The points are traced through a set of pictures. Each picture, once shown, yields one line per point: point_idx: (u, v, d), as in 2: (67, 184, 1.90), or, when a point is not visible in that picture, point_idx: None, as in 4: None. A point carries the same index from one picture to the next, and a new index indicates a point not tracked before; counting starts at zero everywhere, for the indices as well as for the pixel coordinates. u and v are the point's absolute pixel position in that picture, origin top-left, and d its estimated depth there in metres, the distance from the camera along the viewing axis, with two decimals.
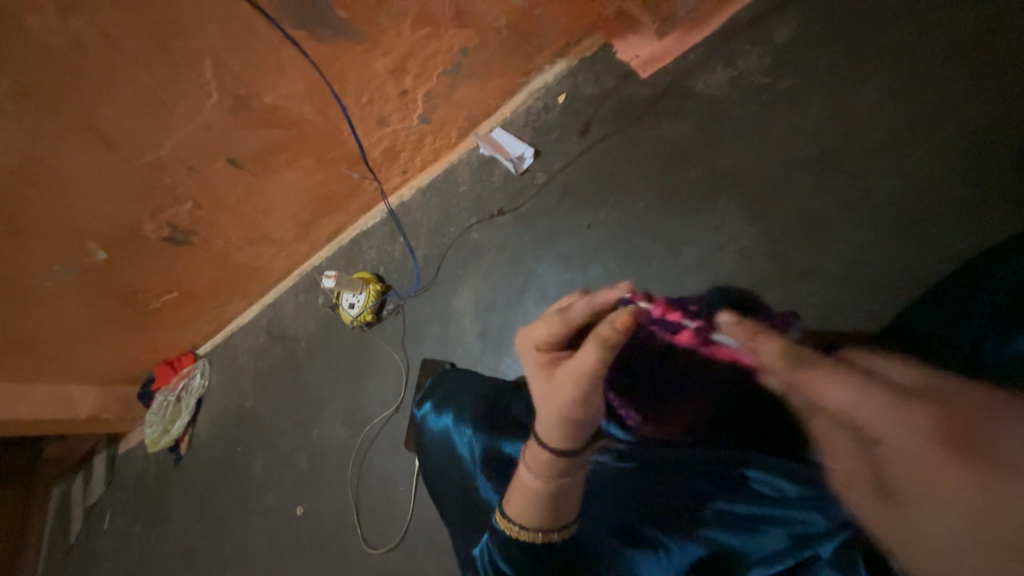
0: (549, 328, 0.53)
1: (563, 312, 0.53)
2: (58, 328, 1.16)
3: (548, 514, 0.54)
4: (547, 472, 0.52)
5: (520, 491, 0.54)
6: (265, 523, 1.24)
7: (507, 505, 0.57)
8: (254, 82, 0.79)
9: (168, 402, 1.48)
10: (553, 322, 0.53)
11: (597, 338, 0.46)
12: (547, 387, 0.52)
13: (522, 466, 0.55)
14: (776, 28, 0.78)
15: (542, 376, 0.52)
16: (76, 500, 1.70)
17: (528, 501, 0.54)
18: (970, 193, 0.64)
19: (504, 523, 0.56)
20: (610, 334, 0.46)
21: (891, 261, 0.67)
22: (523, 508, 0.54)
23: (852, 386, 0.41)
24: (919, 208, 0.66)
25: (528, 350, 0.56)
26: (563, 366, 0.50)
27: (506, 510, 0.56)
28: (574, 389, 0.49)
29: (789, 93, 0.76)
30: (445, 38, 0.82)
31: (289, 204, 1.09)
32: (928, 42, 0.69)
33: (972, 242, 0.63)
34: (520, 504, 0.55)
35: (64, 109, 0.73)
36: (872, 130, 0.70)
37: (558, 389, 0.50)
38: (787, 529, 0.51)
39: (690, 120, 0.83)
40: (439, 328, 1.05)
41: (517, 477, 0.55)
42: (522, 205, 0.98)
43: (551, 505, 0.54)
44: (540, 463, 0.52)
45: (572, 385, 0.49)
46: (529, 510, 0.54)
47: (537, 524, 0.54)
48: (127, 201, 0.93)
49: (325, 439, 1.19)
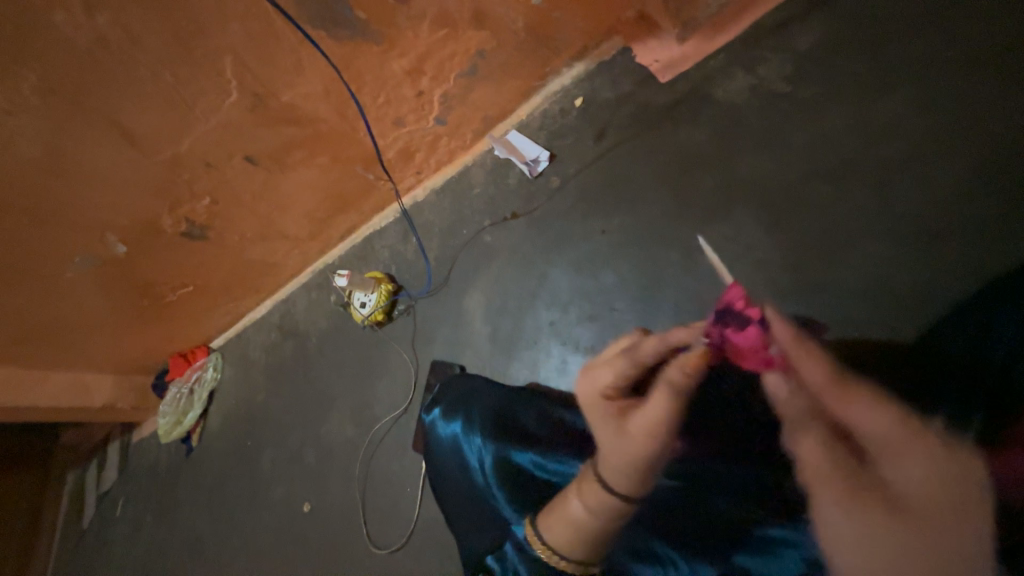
0: (616, 373, 0.57)
1: (633, 351, 0.57)
2: (77, 318, 1.19)
3: (591, 548, 0.54)
4: (602, 512, 0.53)
5: (563, 519, 0.55)
6: (272, 517, 1.25)
7: (545, 532, 0.56)
8: (272, 81, 0.80)
9: (181, 393, 1.51)
10: (621, 364, 0.57)
11: (667, 388, 0.51)
12: (617, 435, 0.53)
13: (574, 502, 0.55)
14: (800, 35, 0.77)
15: (614, 420, 0.54)
16: (90, 487, 1.74)
17: (572, 533, 0.55)
18: (997, 210, 0.62)
19: (541, 550, 0.56)
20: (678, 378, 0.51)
21: (911, 278, 0.65)
22: (563, 537, 0.55)
23: (889, 414, 0.44)
24: (944, 224, 0.65)
25: (596, 402, 0.57)
26: (636, 417, 0.53)
27: (545, 537, 0.56)
28: (647, 439, 0.51)
29: (811, 101, 0.75)
30: (462, 39, 0.82)
31: (303, 202, 1.10)
32: (957, 52, 0.67)
33: (997, 261, 0.62)
34: (561, 535, 0.55)
35: (88, 105, 0.74)
36: (896, 142, 0.69)
37: (629, 437, 0.52)
38: (801, 554, 0.52)
39: (708, 126, 0.82)
40: (449, 330, 1.05)
41: (562, 505, 0.56)
42: (535, 208, 0.98)
43: (596, 541, 0.54)
44: (599, 505, 0.53)
45: (646, 438, 0.51)
46: (568, 539, 0.55)
47: (578, 555, 0.55)
48: (146, 196, 0.94)
49: (333, 437, 1.19)
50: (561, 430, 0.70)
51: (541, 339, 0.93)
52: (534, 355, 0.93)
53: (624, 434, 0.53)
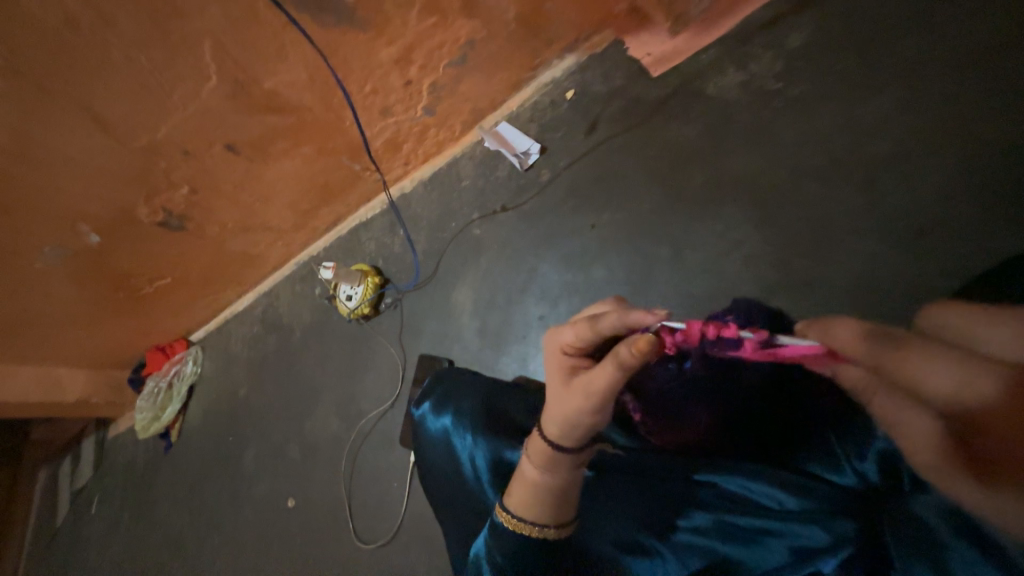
0: (576, 334, 0.51)
1: (593, 319, 0.49)
2: (48, 311, 1.14)
3: (547, 510, 0.54)
4: (547, 465, 0.54)
5: (518, 480, 0.56)
6: (255, 513, 1.23)
7: (507, 497, 0.57)
8: (254, 67, 0.77)
9: (159, 388, 1.47)
10: (580, 328, 0.51)
11: (611, 360, 0.46)
12: (561, 394, 0.52)
13: (525, 459, 0.56)
14: (791, 32, 0.77)
15: (561, 380, 0.52)
16: (64, 484, 1.69)
17: (528, 494, 0.55)
18: (979, 209, 0.63)
19: (502, 515, 0.56)
20: (624, 359, 0.45)
21: (895, 275, 0.66)
22: (517, 499, 0.56)
23: (952, 366, 0.37)
24: (928, 221, 0.66)
25: (554, 352, 0.54)
26: (581, 374, 0.50)
27: (507, 502, 0.57)
28: (585, 402, 0.49)
29: (800, 99, 0.75)
30: (452, 28, 0.80)
31: (287, 193, 1.07)
32: (944, 54, 0.68)
33: (977, 260, 0.63)
34: (520, 498, 0.56)
35: (57, 89, 0.71)
36: (883, 140, 0.70)
37: (569, 396, 0.50)
38: (788, 543, 0.49)
39: (699, 122, 0.82)
40: (438, 324, 1.04)
41: (519, 467, 0.57)
42: (526, 202, 0.97)
43: (550, 503, 0.54)
44: (541, 456, 0.54)
45: (584, 397, 0.49)
46: (522, 501, 0.55)
47: (533, 517, 0.54)
48: (121, 185, 0.90)
49: (318, 432, 1.18)
50: None
51: (530, 333, 0.92)
52: (523, 349, 0.93)
53: (566, 393, 0.51)
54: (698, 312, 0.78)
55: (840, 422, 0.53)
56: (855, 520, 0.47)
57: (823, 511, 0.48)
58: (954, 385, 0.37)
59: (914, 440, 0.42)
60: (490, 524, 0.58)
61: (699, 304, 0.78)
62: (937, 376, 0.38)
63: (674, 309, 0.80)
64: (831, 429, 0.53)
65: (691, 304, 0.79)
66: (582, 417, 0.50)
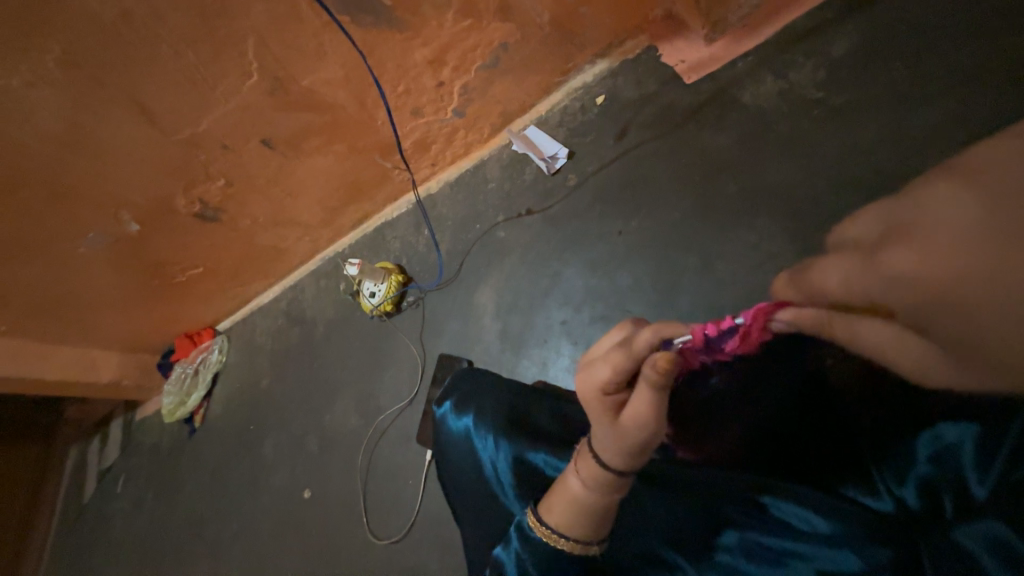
0: (612, 371, 0.50)
1: (627, 345, 0.50)
2: (87, 294, 1.19)
3: (601, 528, 0.54)
4: (602, 489, 0.52)
5: (569, 504, 0.54)
6: (272, 502, 1.26)
7: (545, 512, 0.56)
8: (293, 66, 0.79)
9: (185, 374, 1.51)
10: (617, 362, 0.50)
11: (648, 383, 0.47)
12: (612, 430, 0.50)
13: (575, 483, 0.54)
14: (833, 41, 0.75)
15: (611, 417, 0.51)
16: (92, 462, 1.75)
17: (578, 517, 0.53)
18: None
19: (538, 528, 0.55)
20: (655, 376, 0.47)
21: None
22: (576, 525, 0.54)
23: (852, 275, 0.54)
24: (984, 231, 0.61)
25: (593, 397, 0.52)
26: (631, 409, 0.49)
27: (544, 517, 0.55)
28: (644, 430, 0.49)
29: (841, 109, 0.73)
30: (486, 31, 0.81)
31: (317, 189, 1.09)
32: (996, 66, 0.65)
33: None
34: (569, 520, 0.54)
35: (108, 82, 0.74)
36: (931, 154, 0.67)
37: (626, 430, 0.49)
38: (813, 568, 0.47)
39: (733, 130, 0.80)
40: (459, 325, 1.05)
41: (562, 486, 0.55)
42: (552, 206, 0.96)
43: (602, 521, 0.54)
44: (597, 483, 0.52)
45: (639, 428, 0.49)
46: (582, 524, 0.53)
47: (586, 537, 0.54)
48: (161, 176, 0.94)
49: (337, 426, 1.19)
50: (574, 431, 0.69)
51: (552, 338, 0.92)
52: (545, 353, 0.93)
53: (617, 429, 0.50)
54: None
55: (882, 445, 0.51)
56: (890, 547, 0.44)
57: (857, 537, 0.45)
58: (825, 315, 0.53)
59: (910, 358, 0.47)
60: (518, 525, 0.58)
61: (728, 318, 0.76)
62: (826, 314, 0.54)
63: (701, 320, 0.78)
64: (867, 451, 0.52)
65: (719, 317, 0.77)
66: (639, 441, 0.49)
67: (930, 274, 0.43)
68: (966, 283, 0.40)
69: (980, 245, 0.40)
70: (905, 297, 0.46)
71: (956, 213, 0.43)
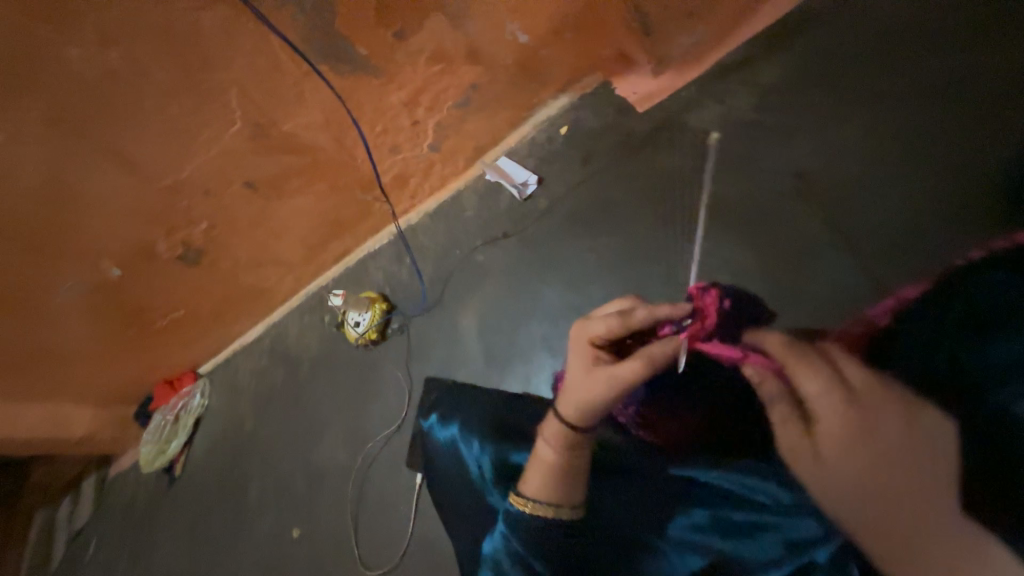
0: (607, 327, 0.63)
1: (626, 314, 0.62)
2: (61, 345, 1.18)
3: (564, 490, 0.63)
4: (564, 447, 0.64)
5: (542, 471, 0.64)
6: (258, 547, 1.22)
7: (523, 484, 0.65)
8: (275, 111, 0.85)
9: (165, 422, 1.47)
10: (613, 322, 0.63)
11: (642, 358, 0.59)
12: (583, 380, 0.63)
13: (544, 445, 0.65)
14: (762, 69, 0.84)
15: (586, 365, 0.64)
16: (60, 527, 1.66)
17: (548, 478, 0.64)
18: (945, 239, 0.65)
19: (519, 502, 0.64)
20: (658, 358, 0.59)
21: (871, 282, 0.67)
22: (546, 486, 0.64)
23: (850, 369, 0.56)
24: (901, 219, 0.68)
25: (581, 342, 0.66)
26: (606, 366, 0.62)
27: (523, 489, 0.65)
28: (606, 390, 0.61)
29: (774, 127, 0.81)
30: (455, 74, 0.89)
31: (299, 227, 1.13)
32: (903, 83, 0.73)
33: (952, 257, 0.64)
34: (540, 483, 0.64)
35: (94, 135, 0.79)
36: (854, 162, 0.74)
37: (593, 383, 0.62)
38: (778, 536, 0.56)
39: (684, 152, 0.88)
40: (444, 348, 1.07)
41: (536, 456, 0.66)
42: (526, 229, 1.02)
43: (567, 483, 0.63)
44: (559, 439, 0.64)
45: (606, 386, 0.61)
46: (551, 485, 0.64)
47: (551, 498, 0.63)
48: (144, 221, 0.97)
49: (324, 461, 1.18)
50: None
51: (534, 353, 0.95)
52: (527, 368, 0.96)
53: (588, 378, 0.63)
54: None
55: None
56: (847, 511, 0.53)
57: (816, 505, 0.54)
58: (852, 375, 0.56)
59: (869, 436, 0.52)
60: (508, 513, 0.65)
61: None
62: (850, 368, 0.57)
63: None
64: None
65: None
66: (598, 400, 0.62)
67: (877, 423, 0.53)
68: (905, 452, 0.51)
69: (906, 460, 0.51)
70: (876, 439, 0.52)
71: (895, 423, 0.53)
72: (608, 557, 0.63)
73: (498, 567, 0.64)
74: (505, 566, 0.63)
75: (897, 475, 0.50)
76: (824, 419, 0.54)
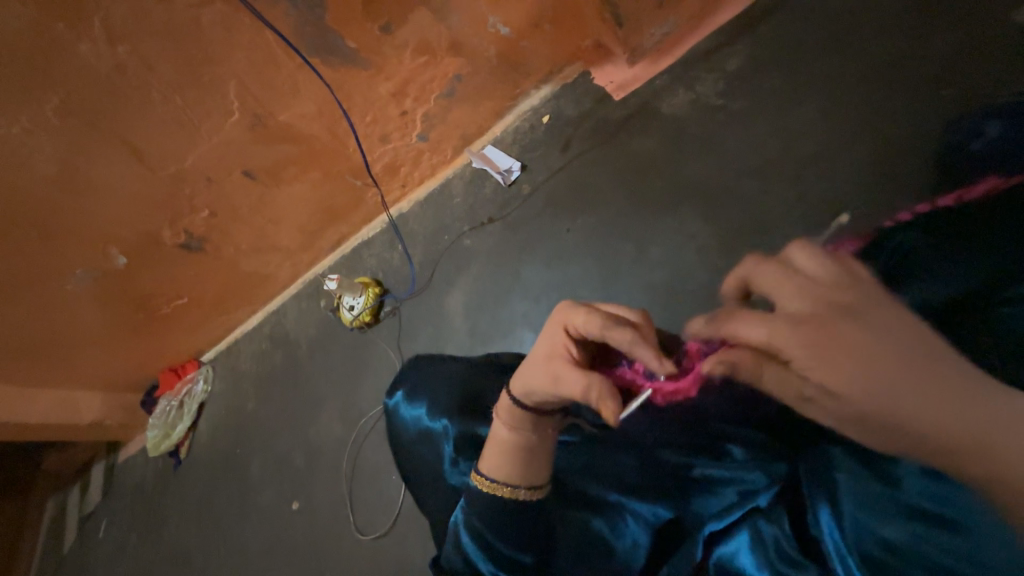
0: (586, 326, 0.55)
1: (610, 323, 0.53)
2: (73, 332, 1.24)
3: (519, 469, 0.60)
4: (518, 425, 0.61)
5: (498, 448, 0.62)
6: (260, 520, 1.28)
7: (481, 462, 0.63)
8: (271, 102, 0.90)
9: (170, 407, 1.53)
10: (593, 323, 0.54)
11: (590, 382, 0.53)
12: (535, 364, 0.59)
13: (501, 423, 0.62)
14: (728, 58, 0.89)
15: (549, 349, 0.58)
16: (72, 510, 1.73)
17: (503, 455, 0.61)
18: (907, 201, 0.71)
19: (479, 480, 0.62)
20: (598, 393, 0.52)
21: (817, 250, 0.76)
22: (500, 464, 0.61)
23: (788, 293, 0.40)
24: (845, 190, 0.76)
25: (557, 326, 0.59)
26: (558, 363, 0.56)
27: (481, 467, 0.62)
28: (545, 388, 0.57)
29: (740, 112, 0.86)
30: (440, 65, 0.93)
31: (296, 215, 1.18)
32: (855, 67, 0.78)
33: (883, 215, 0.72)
34: (495, 459, 0.62)
35: (103, 126, 0.84)
36: (808, 141, 0.80)
37: (539, 372, 0.58)
38: (736, 488, 0.57)
39: (657, 136, 0.93)
40: (433, 327, 1.13)
41: (493, 434, 0.63)
42: (510, 213, 1.07)
43: (522, 461, 0.60)
44: (512, 417, 0.61)
45: (547, 384, 0.57)
46: (505, 464, 0.61)
47: (505, 477, 0.60)
48: (149, 210, 1.02)
49: (321, 437, 1.24)
50: None
51: (517, 329, 1.01)
52: (509, 343, 1.02)
53: (540, 364, 0.58)
54: (661, 298, 0.88)
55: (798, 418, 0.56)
56: (789, 462, 0.55)
57: (763, 458, 0.56)
58: (787, 304, 0.40)
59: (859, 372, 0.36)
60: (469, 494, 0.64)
61: (661, 291, 0.88)
62: (785, 298, 0.41)
63: (642, 299, 0.89)
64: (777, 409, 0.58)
65: (654, 291, 0.89)
66: (535, 392, 0.58)
67: (865, 346, 0.37)
68: (910, 359, 0.36)
69: (916, 374, 0.36)
70: (866, 368, 0.36)
71: (887, 331, 0.37)
72: (571, 520, 0.62)
73: (461, 547, 0.62)
74: (466, 543, 0.62)
75: (920, 401, 0.35)
76: (799, 360, 0.38)
